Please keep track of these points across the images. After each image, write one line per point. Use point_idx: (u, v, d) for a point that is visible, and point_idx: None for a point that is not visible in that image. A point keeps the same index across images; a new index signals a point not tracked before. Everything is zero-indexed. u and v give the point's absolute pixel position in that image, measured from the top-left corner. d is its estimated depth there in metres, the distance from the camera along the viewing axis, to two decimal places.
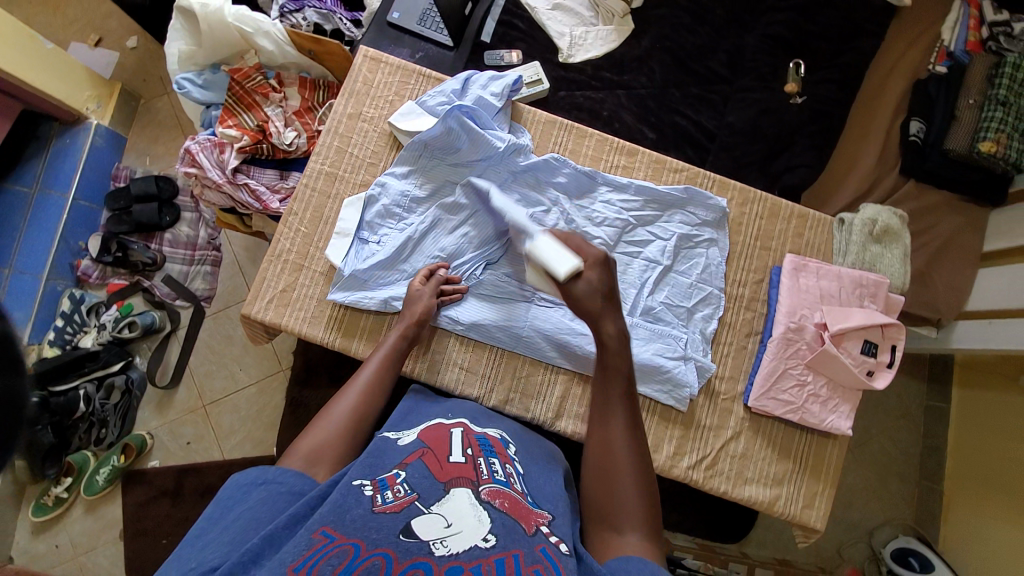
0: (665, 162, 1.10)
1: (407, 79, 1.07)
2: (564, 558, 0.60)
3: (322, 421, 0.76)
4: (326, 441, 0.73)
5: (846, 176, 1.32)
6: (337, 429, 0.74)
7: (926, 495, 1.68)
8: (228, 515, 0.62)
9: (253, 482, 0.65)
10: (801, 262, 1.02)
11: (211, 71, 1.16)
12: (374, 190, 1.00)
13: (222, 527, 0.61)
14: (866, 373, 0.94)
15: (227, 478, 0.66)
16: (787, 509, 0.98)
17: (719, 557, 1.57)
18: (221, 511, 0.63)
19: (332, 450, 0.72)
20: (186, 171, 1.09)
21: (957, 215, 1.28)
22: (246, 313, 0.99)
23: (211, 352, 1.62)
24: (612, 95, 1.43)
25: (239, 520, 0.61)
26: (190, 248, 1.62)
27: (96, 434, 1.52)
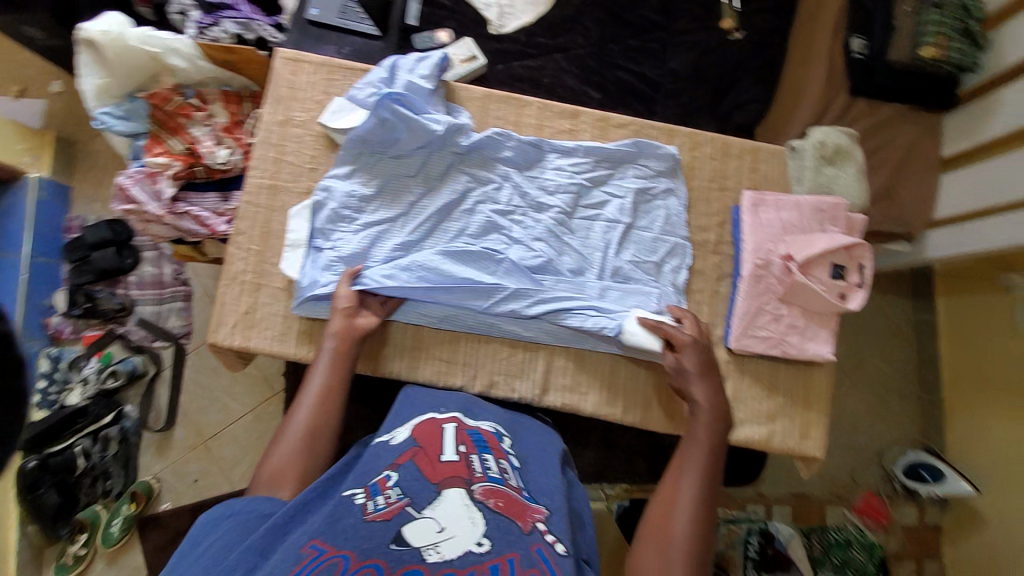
0: (609, 119, 1.08)
1: (334, 74, 1.05)
2: (560, 559, 0.57)
3: (282, 437, 0.76)
4: (288, 457, 0.73)
5: (797, 105, 1.30)
6: (297, 442, 0.75)
7: (929, 407, 1.70)
8: (197, 549, 0.60)
9: (220, 516, 0.62)
10: (759, 197, 1.01)
11: (129, 100, 1.12)
12: (319, 195, 0.96)
13: (193, 558, 0.59)
14: (839, 297, 0.93)
15: (192, 520, 0.63)
16: (784, 443, 0.99)
17: (736, 501, 1.63)
18: (191, 546, 0.60)
19: (295, 468, 0.73)
20: (125, 209, 1.06)
21: (911, 124, 1.28)
22: (212, 343, 0.96)
23: (199, 388, 1.58)
24: (551, 61, 1.40)
25: (210, 550, 0.59)
26: (157, 287, 1.58)
27: (101, 488, 1.46)
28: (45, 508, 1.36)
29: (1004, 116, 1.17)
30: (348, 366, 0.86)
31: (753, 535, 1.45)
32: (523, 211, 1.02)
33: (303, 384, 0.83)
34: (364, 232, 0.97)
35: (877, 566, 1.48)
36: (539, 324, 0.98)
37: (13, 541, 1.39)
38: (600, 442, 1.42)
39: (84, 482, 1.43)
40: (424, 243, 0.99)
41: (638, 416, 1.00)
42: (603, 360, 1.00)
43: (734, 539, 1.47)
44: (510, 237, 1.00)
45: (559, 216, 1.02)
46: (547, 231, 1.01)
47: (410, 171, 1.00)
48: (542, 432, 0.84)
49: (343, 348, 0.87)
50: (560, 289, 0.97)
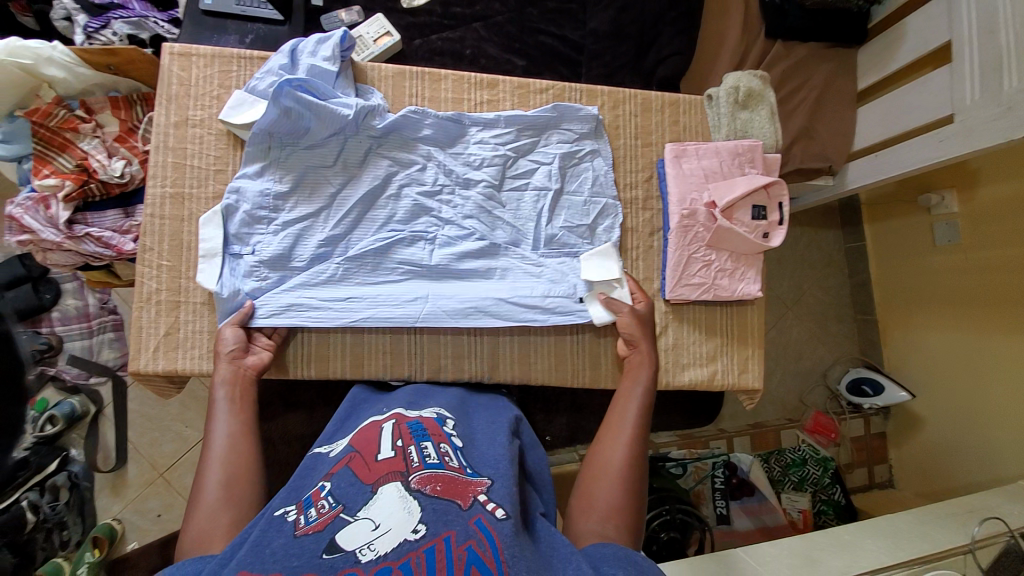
0: (528, 85, 1.06)
1: (229, 67, 0.98)
2: (500, 524, 0.58)
3: (197, 497, 0.70)
4: (211, 513, 0.67)
5: (718, 52, 1.32)
6: (217, 497, 0.69)
7: (864, 328, 1.84)
8: None
9: None
10: (681, 147, 1.03)
11: (8, 120, 1.00)
12: (230, 199, 0.91)
13: None
14: (762, 236, 0.97)
15: None
16: (726, 381, 1.04)
17: (699, 440, 1.68)
18: None
19: (222, 522, 0.67)
20: (18, 240, 0.98)
21: (829, 61, 1.31)
22: (136, 370, 0.92)
23: (150, 417, 1.52)
24: (470, 31, 1.35)
25: None
26: (84, 320, 1.47)
27: (58, 539, 1.37)
28: None
29: (911, 41, 1.20)
30: (250, 406, 0.83)
31: (719, 468, 1.55)
32: (451, 190, 1.00)
33: (206, 442, 0.76)
34: (285, 232, 0.93)
35: (832, 477, 1.61)
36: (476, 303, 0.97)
37: None
38: (569, 407, 1.47)
39: (38, 538, 1.33)
40: (351, 234, 0.96)
41: (586, 377, 1.02)
42: (546, 332, 1.01)
43: (702, 475, 1.54)
44: (439, 218, 0.99)
45: (488, 191, 1.01)
46: (477, 208, 1.00)
47: (326, 162, 0.96)
48: (493, 409, 0.89)
49: (238, 392, 0.83)
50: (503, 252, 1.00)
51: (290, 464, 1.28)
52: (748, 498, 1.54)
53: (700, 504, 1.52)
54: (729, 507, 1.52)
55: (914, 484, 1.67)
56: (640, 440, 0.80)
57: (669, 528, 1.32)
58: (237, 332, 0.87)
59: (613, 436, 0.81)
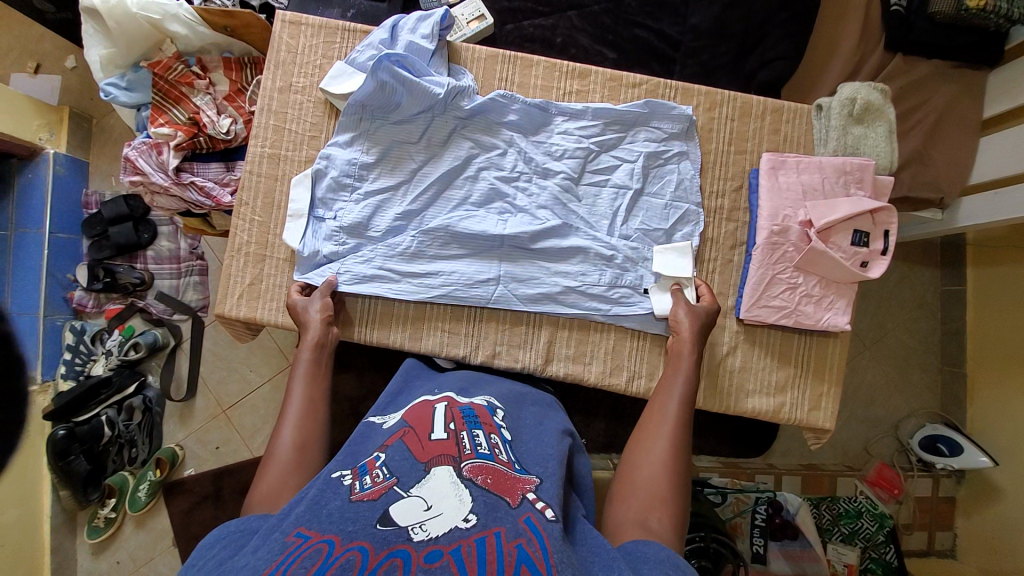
0: (621, 79, 1.02)
1: (332, 38, 1.01)
2: (549, 525, 0.57)
3: (270, 457, 0.73)
4: (283, 475, 0.70)
5: (827, 61, 1.21)
6: (290, 460, 0.72)
7: (950, 380, 1.66)
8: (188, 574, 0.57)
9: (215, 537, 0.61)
10: (779, 159, 0.96)
11: (133, 70, 1.10)
12: (320, 164, 0.95)
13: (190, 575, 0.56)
14: (860, 265, 0.89)
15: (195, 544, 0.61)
16: (793, 415, 0.97)
17: (745, 471, 1.59)
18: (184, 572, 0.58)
19: (291, 488, 0.69)
20: (131, 180, 1.06)
21: (952, 83, 1.16)
22: (220, 313, 0.98)
23: (219, 359, 1.63)
24: (563, 19, 1.32)
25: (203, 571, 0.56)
26: (174, 262, 1.59)
27: (127, 455, 1.52)
28: (75, 474, 1.43)
29: None
30: (327, 372, 0.86)
31: (762, 504, 1.46)
32: (528, 178, 0.99)
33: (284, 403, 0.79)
34: (366, 202, 0.96)
35: (886, 536, 1.47)
36: (544, 297, 0.96)
37: (48, 503, 1.47)
38: (611, 413, 1.43)
39: (111, 450, 1.50)
40: (426, 211, 0.98)
41: (643, 386, 0.98)
42: (606, 333, 0.98)
43: (743, 508, 1.47)
44: (514, 205, 0.98)
45: (566, 182, 0.98)
46: (553, 199, 0.98)
47: (412, 138, 0.97)
48: (541, 408, 0.88)
49: (318, 355, 0.86)
50: (573, 234, 0.97)
51: (337, 423, 1.33)
52: (790, 541, 1.44)
53: (736, 538, 1.44)
54: (767, 547, 1.43)
55: (980, 560, 1.49)
56: (682, 430, 0.76)
57: (701, 555, 1.24)
58: (324, 300, 0.91)
59: (653, 426, 0.78)
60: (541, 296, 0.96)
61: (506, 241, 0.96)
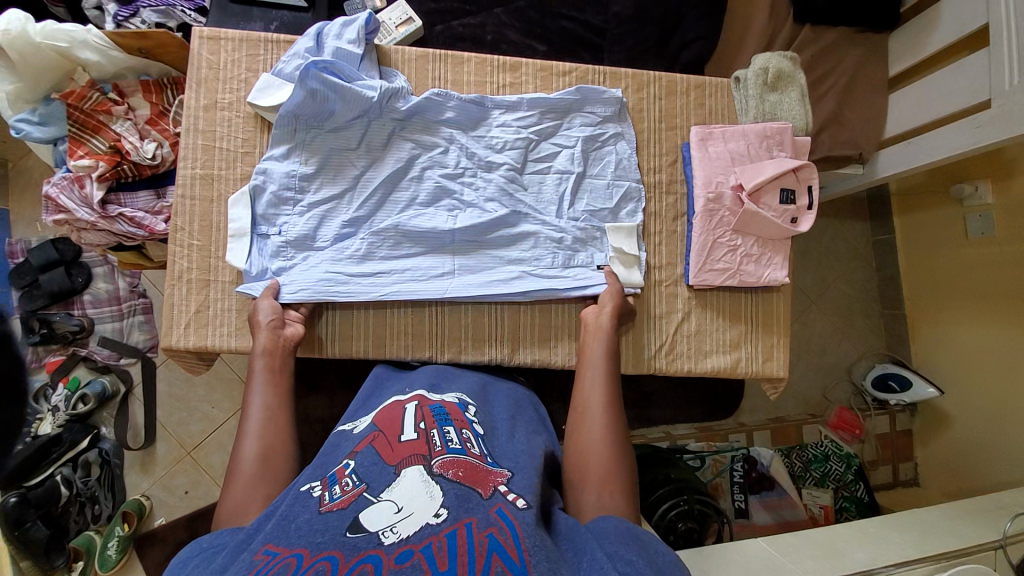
0: (551, 68, 1.05)
1: (256, 50, 0.99)
2: (520, 514, 0.58)
3: (234, 471, 0.71)
4: (248, 487, 0.69)
5: (743, 37, 1.28)
6: (255, 470, 0.70)
7: (892, 322, 1.79)
8: None
9: (187, 558, 0.59)
10: (707, 130, 1.01)
11: (44, 103, 1.04)
12: (257, 180, 0.93)
13: None
14: (790, 221, 0.96)
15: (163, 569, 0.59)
16: (750, 368, 1.02)
17: (719, 433, 1.66)
18: None
19: (258, 496, 0.68)
20: (54, 220, 1.01)
21: (857, 47, 1.26)
22: (168, 346, 0.94)
23: (177, 397, 1.56)
24: (491, 16, 1.34)
25: None
26: (115, 302, 1.52)
27: (90, 513, 1.44)
28: (36, 542, 1.32)
29: (944, 26, 1.16)
30: (286, 377, 0.84)
31: (738, 462, 1.53)
32: (473, 173, 1.00)
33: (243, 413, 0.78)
34: (310, 213, 0.95)
35: (856, 474, 1.58)
36: (507, 286, 0.96)
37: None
38: None
39: (71, 510, 1.41)
40: (374, 216, 0.97)
41: None
42: (569, 317, 1.01)
43: (721, 468, 1.53)
44: (461, 200, 0.99)
45: (510, 173, 1.00)
46: (499, 190, 0.99)
47: (350, 145, 0.97)
48: (512, 396, 0.90)
49: (276, 364, 0.84)
50: (524, 220, 0.99)
51: (311, 444, 1.30)
52: (767, 492, 1.52)
53: (719, 496, 1.50)
54: (748, 501, 1.50)
55: (941, 484, 1.61)
56: (611, 406, 0.79)
57: (687, 518, 1.28)
58: (272, 305, 0.89)
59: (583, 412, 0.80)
60: (499, 287, 0.96)
61: (456, 227, 0.96)
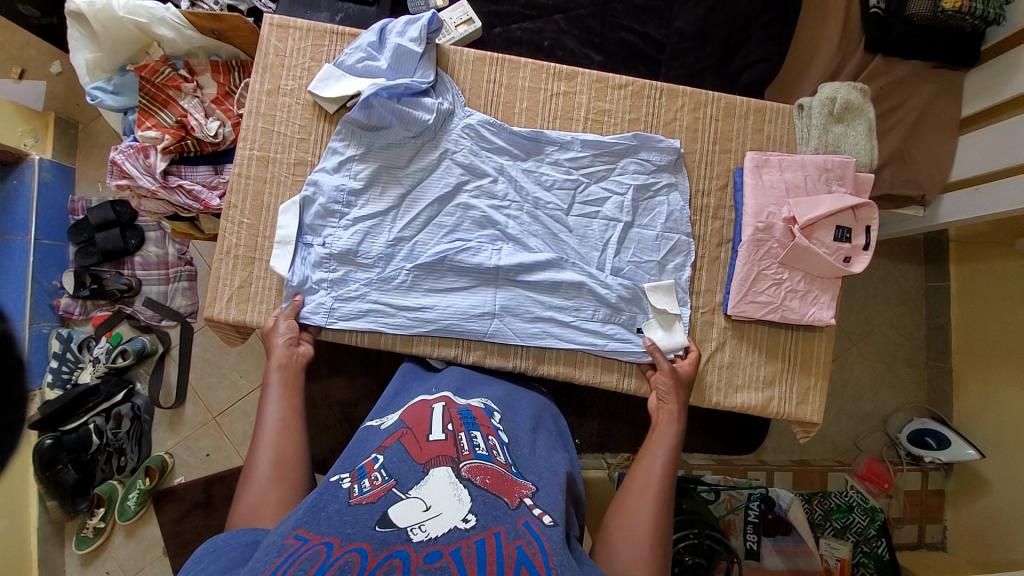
0: (607, 80, 1.03)
1: (321, 41, 1.01)
2: (547, 530, 0.58)
3: (248, 478, 0.72)
4: (263, 492, 0.70)
5: (809, 63, 1.23)
6: (268, 477, 0.72)
7: (936, 376, 1.69)
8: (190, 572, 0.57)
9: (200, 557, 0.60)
10: (763, 158, 0.97)
11: (119, 74, 1.10)
12: (308, 191, 0.95)
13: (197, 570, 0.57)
14: (843, 260, 0.91)
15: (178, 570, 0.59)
16: (782, 409, 0.98)
17: (737, 468, 1.61)
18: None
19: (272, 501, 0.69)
20: (117, 184, 1.06)
21: (930, 83, 1.19)
22: (209, 316, 0.97)
23: (209, 364, 1.62)
24: (550, 22, 1.34)
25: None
26: (163, 267, 1.58)
27: (116, 463, 1.50)
28: (63, 484, 1.42)
29: None
30: (297, 391, 0.86)
31: (754, 500, 1.48)
32: (519, 207, 0.99)
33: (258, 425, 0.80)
34: (354, 228, 0.96)
35: (878, 530, 1.50)
36: (546, 326, 0.97)
37: (33, 517, 1.45)
38: (603, 412, 1.43)
39: (100, 459, 1.48)
40: (418, 237, 0.98)
41: (633, 384, 0.99)
42: (600, 369, 0.99)
43: (735, 505, 1.48)
44: (505, 232, 0.98)
45: (555, 213, 0.99)
46: (542, 228, 0.99)
47: (400, 164, 0.98)
48: (537, 410, 0.90)
49: (287, 377, 0.87)
50: (565, 266, 0.97)
51: (329, 427, 1.33)
52: (783, 537, 1.45)
53: (730, 534, 1.45)
54: (761, 543, 1.44)
55: (970, 552, 1.52)
56: (668, 492, 0.77)
57: (695, 552, 1.26)
58: (289, 323, 0.92)
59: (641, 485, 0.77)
60: (535, 329, 0.96)
61: (499, 271, 0.96)
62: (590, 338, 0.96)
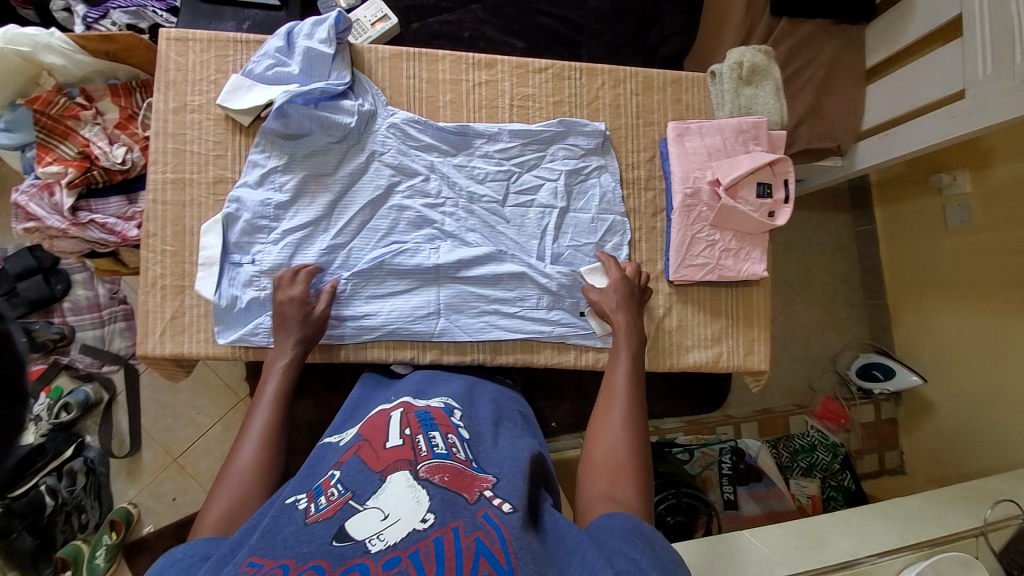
0: (526, 65, 1.03)
1: (225, 51, 0.97)
2: (507, 518, 0.58)
3: (223, 483, 0.68)
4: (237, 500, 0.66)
5: (721, 31, 1.28)
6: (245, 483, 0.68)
7: (874, 312, 1.81)
8: None
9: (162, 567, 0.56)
10: (683, 126, 1.01)
11: (9, 109, 1.01)
12: (230, 208, 0.92)
13: None
14: (767, 215, 0.96)
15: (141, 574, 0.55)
16: (731, 362, 1.03)
17: (707, 426, 1.67)
18: None
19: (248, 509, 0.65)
20: (25, 228, 0.99)
21: (831, 40, 1.26)
22: (144, 354, 0.93)
23: (162, 404, 1.54)
24: (467, 13, 1.32)
25: None
26: (95, 310, 1.49)
27: (76, 522, 1.42)
28: (21, 552, 1.30)
29: (921, 16, 1.16)
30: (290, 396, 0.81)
31: (726, 453, 1.55)
32: (454, 203, 0.99)
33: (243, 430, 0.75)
34: (284, 241, 0.94)
35: (842, 463, 1.59)
36: (493, 321, 0.97)
37: None
38: (575, 393, 1.46)
39: (58, 520, 1.39)
40: (352, 243, 0.96)
41: (590, 358, 1.00)
42: (555, 352, 1.00)
43: (709, 460, 1.54)
44: (442, 230, 0.98)
45: (491, 206, 1.00)
46: (479, 222, 0.99)
47: (326, 171, 0.96)
48: (499, 401, 0.90)
49: (283, 381, 0.81)
50: (506, 257, 0.98)
51: (299, 447, 1.30)
52: (755, 483, 1.53)
53: (707, 489, 1.51)
54: (737, 492, 1.51)
55: (927, 469, 1.64)
56: (636, 404, 0.77)
57: (676, 511, 1.30)
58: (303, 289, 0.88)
59: (607, 407, 0.78)
60: (483, 323, 0.97)
61: (441, 273, 0.96)
62: (535, 326, 0.98)
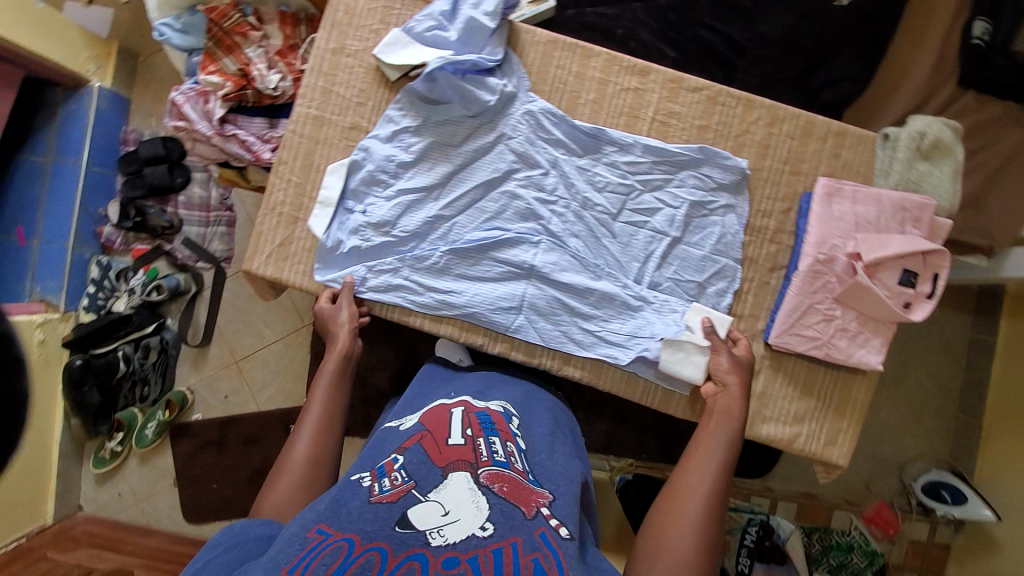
0: (681, 81, 0.97)
1: (392, 3, 0.98)
2: (564, 543, 0.57)
3: (283, 468, 0.75)
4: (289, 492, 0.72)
5: (895, 89, 1.14)
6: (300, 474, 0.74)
7: (964, 431, 1.61)
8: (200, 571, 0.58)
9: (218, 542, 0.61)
10: (836, 185, 0.92)
11: (189, 13, 1.09)
12: (358, 155, 0.95)
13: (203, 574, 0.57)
14: (902, 305, 0.86)
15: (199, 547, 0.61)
16: (807, 447, 0.95)
17: (742, 491, 1.59)
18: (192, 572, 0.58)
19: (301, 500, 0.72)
20: (175, 125, 1.07)
21: (1020, 128, 1.10)
22: (247, 269, 0.98)
23: (237, 311, 1.65)
24: (627, 9, 1.26)
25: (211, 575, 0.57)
26: (204, 210, 1.59)
27: (139, 393, 1.56)
28: (88, 405, 1.49)
29: None
30: (344, 392, 0.86)
31: (754, 525, 1.44)
32: (566, 203, 0.96)
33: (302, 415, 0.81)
34: (396, 200, 0.95)
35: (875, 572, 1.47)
36: (571, 333, 0.95)
37: (58, 432, 1.53)
38: (615, 415, 1.41)
39: (125, 387, 1.54)
40: (456, 218, 0.96)
41: (659, 397, 0.97)
42: (626, 381, 0.96)
43: (733, 526, 1.46)
44: (547, 228, 0.96)
45: (602, 216, 0.96)
46: (586, 230, 0.96)
47: (453, 141, 0.96)
48: (558, 414, 0.86)
49: (337, 374, 0.86)
50: (602, 276, 0.95)
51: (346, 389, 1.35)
52: (776, 566, 1.42)
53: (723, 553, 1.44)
54: (753, 567, 1.41)
55: None
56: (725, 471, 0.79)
57: None
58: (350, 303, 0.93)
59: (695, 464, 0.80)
60: (561, 331, 0.95)
61: (534, 271, 0.94)
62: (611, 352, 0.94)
